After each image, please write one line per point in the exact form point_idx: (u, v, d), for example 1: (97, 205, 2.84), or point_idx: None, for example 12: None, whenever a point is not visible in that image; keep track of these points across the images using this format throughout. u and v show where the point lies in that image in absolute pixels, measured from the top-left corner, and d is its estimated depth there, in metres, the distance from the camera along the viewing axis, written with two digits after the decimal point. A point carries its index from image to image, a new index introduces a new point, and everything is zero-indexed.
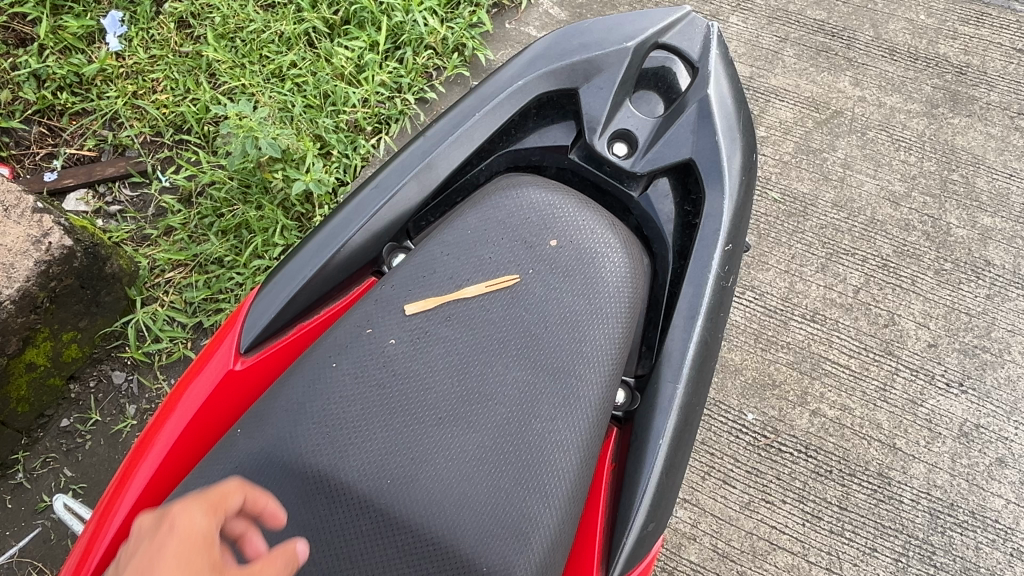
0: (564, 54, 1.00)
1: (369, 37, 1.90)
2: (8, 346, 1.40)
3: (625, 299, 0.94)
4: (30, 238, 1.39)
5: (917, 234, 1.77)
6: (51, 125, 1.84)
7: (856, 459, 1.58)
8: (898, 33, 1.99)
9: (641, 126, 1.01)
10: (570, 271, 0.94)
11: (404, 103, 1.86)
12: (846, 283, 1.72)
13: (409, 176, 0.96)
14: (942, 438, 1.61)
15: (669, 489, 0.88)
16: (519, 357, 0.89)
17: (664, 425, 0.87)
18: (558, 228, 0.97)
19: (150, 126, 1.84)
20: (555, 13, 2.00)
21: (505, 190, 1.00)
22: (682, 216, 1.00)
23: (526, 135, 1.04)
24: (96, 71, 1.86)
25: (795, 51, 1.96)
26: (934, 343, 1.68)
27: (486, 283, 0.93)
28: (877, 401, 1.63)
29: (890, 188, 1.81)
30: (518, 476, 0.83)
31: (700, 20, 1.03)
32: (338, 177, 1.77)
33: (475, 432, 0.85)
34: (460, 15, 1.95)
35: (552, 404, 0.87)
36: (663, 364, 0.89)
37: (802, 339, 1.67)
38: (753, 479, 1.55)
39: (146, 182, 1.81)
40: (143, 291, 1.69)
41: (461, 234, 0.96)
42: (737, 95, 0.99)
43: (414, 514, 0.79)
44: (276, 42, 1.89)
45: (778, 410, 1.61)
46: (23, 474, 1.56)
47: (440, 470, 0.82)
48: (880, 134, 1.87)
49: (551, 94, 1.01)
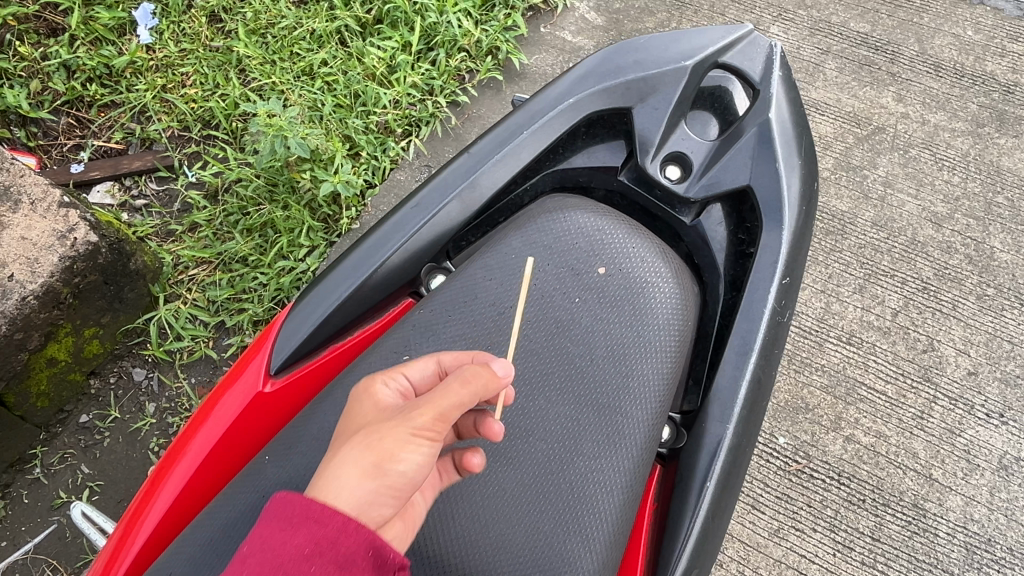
0: (617, 72, 0.96)
1: (402, 37, 1.86)
2: (29, 342, 1.38)
3: (675, 333, 0.90)
4: (56, 233, 1.37)
5: (959, 257, 1.72)
6: (79, 117, 1.83)
7: (890, 488, 1.53)
8: (944, 49, 1.92)
9: (697, 149, 0.97)
10: (618, 301, 0.91)
11: (435, 106, 1.82)
12: (885, 306, 1.66)
13: (453, 196, 0.93)
14: (981, 470, 1.55)
15: (715, 533, 0.84)
16: (562, 391, 0.86)
17: (711, 466, 0.83)
18: (607, 254, 0.93)
19: (178, 120, 1.81)
20: (591, 18, 1.95)
21: (552, 213, 0.96)
22: (735, 244, 0.96)
23: (574, 154, 1.00)
24: (126, 64, 1.83)
25: (837, 64, 1.90)
26: (974, 371, 1.63)
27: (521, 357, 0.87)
28: (913, 429, 1.57)
29: (932, 209, 1.75)
30: (557, 516, 0.80)
31: (762, 39, 0.99)
32: (366, 179, 1.74)
33: (516, 472, 0.82)
34: (495, 18, 1.91)
35: (596, 442, 0.84)
36: (710, 402, 0.86)
37: (838, 362, 1.62)
38: (784, 505, 1.51)
39: (172, 177, 1.79)
40: (166, 288, 1.67)
41: (504, 259, 0.93)
42: (799, 120, 0.95)
43: (448, 554, 0.77)
44: (307, 40, 1.86)
45: (810, 434, 1.56)
46: (41, 469, 1.55)
47: (476, 508, 0.80)
48: (923, 152, 1.81)
49: (603, 112, 0.97)
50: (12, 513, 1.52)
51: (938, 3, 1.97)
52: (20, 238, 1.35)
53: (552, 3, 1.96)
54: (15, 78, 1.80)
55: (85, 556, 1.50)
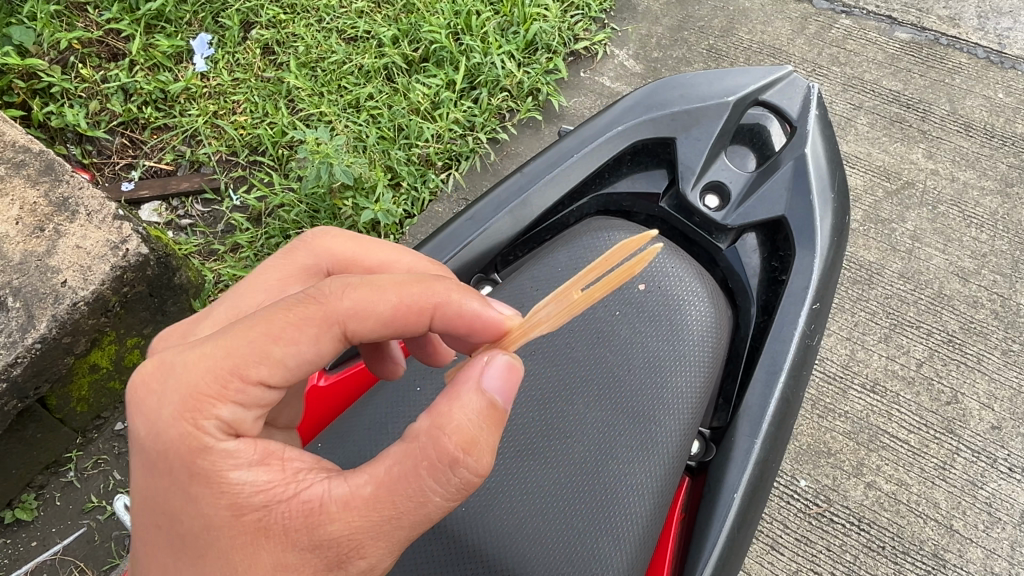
0: (663, 104, 1.04)
1: (447, 76, 1.92)
2: (76, 346, 1.42)
3: (708, 349, 0.97)
4: (109, 243, 1.42)
5: (985, 312, 1.73)
6: (133, 138, 1.91)
7: (910, 537, 1.53)
8: (974, 109, 1.95)
9: (734, 180, 1.03)
10: (656, 317, 0.98)
11: (475, 142, 1.88)
12: (909, 356, 1.68)
13: (504, 211, 1.00)
14: (1002, 524, 1.55)
15: (741, 544, 0.88)
16: (605, 394, 0.94)
17: (738, 479, 0.88)
18: (646, 272, 1.01)
19: (227, 145, 1.89)
20: (630, 65, 2.02)
21: (596, 232, 1.03)
22: (768, 271, 1.02)
23: (619, 179, 1.07)
24: (181, 90, 1.92)
25: (868, 120, 1.94)
26: (998, 426, 1.63)
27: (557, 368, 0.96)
28: (935, 479, 1.58)
29: (959, 264, 1.78)
30: (590, 516, 0.88)
31: (801, 80, 1.06)
32: (405, 210, 1.79)
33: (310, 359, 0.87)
34: (537, 61, 1.97)
35: (630, 447, 0.91)
36: (740, 417, 0.91)
37: (861, 409, 1.63)
38: (803, 547, 1.52)
39: (218, 199, 1.86)
40: (206, 303, 1.71)
41: (550, 270, 1.00)
42: (833, 157, 1.02)
43: (485, 546, 0.86)
44: (356, 75, 1.93)
45: (831, 479, 1.58)
46: (74, 473, 1.60)
47: (515, 504, 0.88)
48: (952, 209, 1.84)
49: (648, 141, 1.04)
50: (44, 514, 1.57)
51: (970, 64, 2.01)
52: (75, 247, 1.41)
53: (592, 50, 2.03)
54: (75, 98, 1.89)
55: (112, 560, 1.54)
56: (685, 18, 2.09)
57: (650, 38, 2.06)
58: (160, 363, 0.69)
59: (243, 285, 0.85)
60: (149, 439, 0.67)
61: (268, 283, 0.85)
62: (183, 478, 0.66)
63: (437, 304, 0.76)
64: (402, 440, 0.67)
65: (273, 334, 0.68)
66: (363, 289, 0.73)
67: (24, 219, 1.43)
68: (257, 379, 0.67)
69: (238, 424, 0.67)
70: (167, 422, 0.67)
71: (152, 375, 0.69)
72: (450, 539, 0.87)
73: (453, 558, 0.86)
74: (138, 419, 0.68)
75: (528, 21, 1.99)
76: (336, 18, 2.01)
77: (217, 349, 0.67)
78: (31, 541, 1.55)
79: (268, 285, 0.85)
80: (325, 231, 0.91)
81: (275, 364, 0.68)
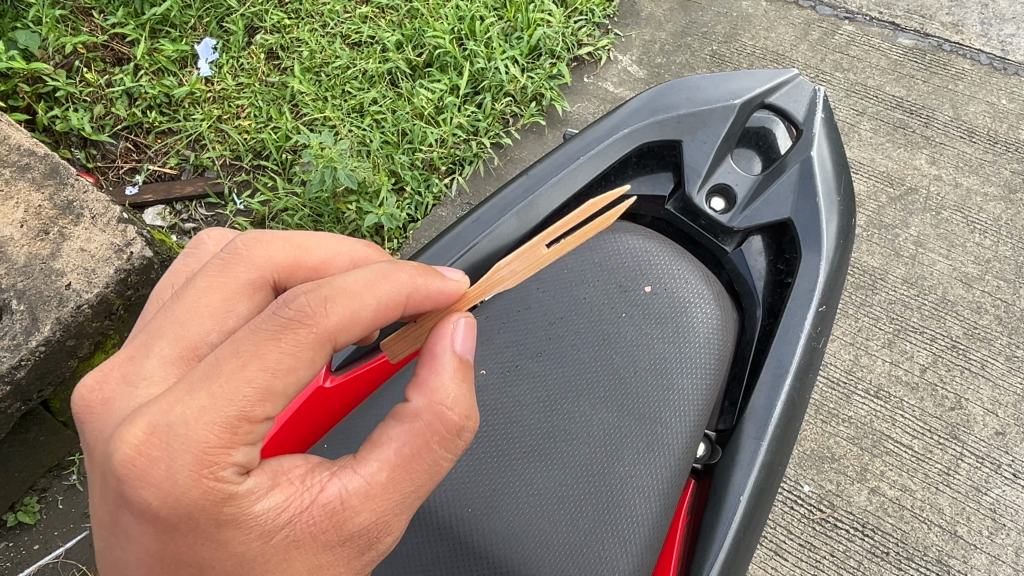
0: (669, 107, 1.04)
1: (451, 80, 1.92)
2: (80, 349, 1.42)
3: (715, 352, 0.97)
4: (113, 246, 1.43)
5: (989, 317, 1.73)
6: (137, 142, 1.91)
7: (914, 543, 1.53)
8: (978, 115, 1.95)
9: (740, 182, 1.03)
10: (662, 318, 0.98)
11: (479, 147, 1.88)
12: (913, 361, 1.68)
13: (510, 213, 1.00)
14: (1006, 530, 1.55)
15: (747, 546, 0.88)
16: (611, 396, 0.95)
17: (744, 481, 0.88)
18: (653, 274, 1.01)
19: (231, 149, 1.89)
20: (633, 71, 2.03)
21: (603, 236, 1.04)
22: (774, 274, 1.02)
23: (625, 181, 1.07)
24: (185, 94, 1.92)
25: (871, 126, 1.94)
26: (1002, 432, 1.63)
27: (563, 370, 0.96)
28: (939, 485, 1.58)
29: (963, 269, 1.78)
30: (597, 517, 0.88)
31: (806, 84, 1.06)
32: (409, 214, 1.80)
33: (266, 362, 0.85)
34: (541, 66, 1.98)
35: (637, 449, 0.91)
36: (747, 418, 0.91)
37: (865, 414, 1.63)
38: (806, 553, 1.52)
39: (222, 203, 1.85)
40: None
41: (557, 274, 1.02)
42: (839, 160, 1.02)
43: (492, 547, 0.87)
44: (359, 79, 1.93)
45: (835, 484, 1.57)
46: (77, 476, 1.59)
47: (521, 506, 0.89)
48: (955, 214, 1.84)
49: (654, 143, 1.04)
50: (45, 518, 1.56)
51: (973, 70, 2.01)
52: (79, 250, 1.41)
53: (596, 55, 2.03)
54: (79, 102, 1.90)
55: None
56: (688, 23, 2.09)
57: (654, 43, 2.06)
58: (151, 428, 0.62)
59: (177, 310, 0.74)
60: (165, 509, 0.63)
61: (212, 304, 0.75)
62: (211, 530, 0.65)
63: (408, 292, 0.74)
64: (402, 422, 0.71)
65: (270, 369, 0.63)
66: (342, 298, 0.69)
67: (28, 221, 1.42)
68: (262, 417, 0.64)
69: (249, 461, 0.65)
70: (184, 486, 0.63)
71: (146, 444, 0.62)
72: (457, 540, 0.87)
73: (460, 560, 0.87)
74: (145, 489, 0.63)
75: (532, 27, 2.00)
76: (341, 22, 2.01)
77: (212, 401, 0.62)
78: (33, 545, 1.54)
79: (212, 306, 0.75)
80: (257, 236, 0.81)
81: (278, 397, 0.64)
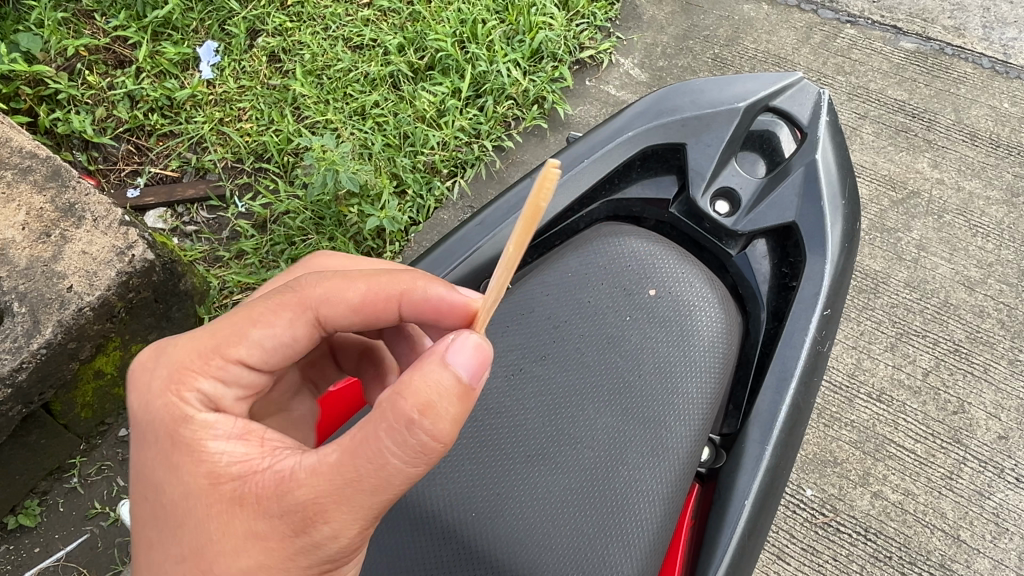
0: (673, 110, 1.04)
1: (452, 83, 1.92)
2: (81, 352, 1.42)
3: (719, 355, 0.96)
4: (115, 249, 1.42)
5: (991, 321, 1.73)
6: (139, 144, 1.91)
7: (917, 547, 1.53)
8: (980, 119, 1.95)
9: (744, 186, 1.03)
10: (666, 321, 0.98)
11: (481, 150, 1.88)
12: (915, 365, 1.67)
13: (514, 217, 1.00)
14: (1009, 534, 1.55)
15: (751, 550, 0.88)
16: (615, 401, 0.94)
17: (749, 485, 0.88)
18: (657, 277, 1.01)
19: (232, 152, 1.88)
20: (635, 74, 2.02)
21: (606, 239, 1.04)
22: (778, 278, 1.02)
23: (629, 184, 1.08)
24: (187, 97, 1.92)
25: (873, 129, 1.94)
26: (1005, 436, 1.63)
27: (567, 374, 0.96)
28: (942, 489, 1.57)
29: (965, 273, 1.77)
30: (601, 522, 0.87)
31: (810, 88, 1.07)
32: (411, 217, 1.79)
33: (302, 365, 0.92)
34: (543, 69, 1.98)
35: (641, 453, 0.91)
36: (751, 422, 0.91)
37: (867, 418, 1.62)
38: (809, 557, 1.52)
39: (223, 206, 1.85)
40: (211, 310, 1.71)
41: (561, 278, 1.02)
42: (843, 164, 1.02)
43: (496, 551, 0.86)
44: (361, 82, 1.93)
45: (838, 488, 1.57)
46: (78, 479, 1.59)
47: (525, 510, 0.88)
48: (957, 218, 1.84)
49: (658, 147, 1.04)
50: (46, 521, 1.56)
51: (975, 74, 2.01)
52: (81, 253, 1.41)
53: (598, 58, 2.03)
54: (81, 104, 1.90)
55: (115, 566, 1.54)
56: (690, 27, 2.09)
57: (656, 46, 2.06)
58: (158, 347, 0.78)
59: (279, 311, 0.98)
60: (141, 413, 0.75)
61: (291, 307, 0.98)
62: (171, 450, 0.73)
63: (403, 291, 0.83)
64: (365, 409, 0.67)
65: (251, 317, 0.77)
66: (330, 279, 0.81)
67: (30, 224, 1.42)
68: (234, 356, 0.75)
69: (218, 398, 0.74)
70: (156, 396, 0.74)
71: (152, 360, 0.77)
72: (461, 544, 0.87)
73: (464, 564, 0.86)
74: (135, 394, 0.76)
75: (534, 30, 1.99)
76: (342, 25, 2.01)
77: (203, 333, 0.76)
78: (34, 548, 1.54)
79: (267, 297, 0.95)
80: (330, 256, 1.03)
81: (249, 342, 0.76)
